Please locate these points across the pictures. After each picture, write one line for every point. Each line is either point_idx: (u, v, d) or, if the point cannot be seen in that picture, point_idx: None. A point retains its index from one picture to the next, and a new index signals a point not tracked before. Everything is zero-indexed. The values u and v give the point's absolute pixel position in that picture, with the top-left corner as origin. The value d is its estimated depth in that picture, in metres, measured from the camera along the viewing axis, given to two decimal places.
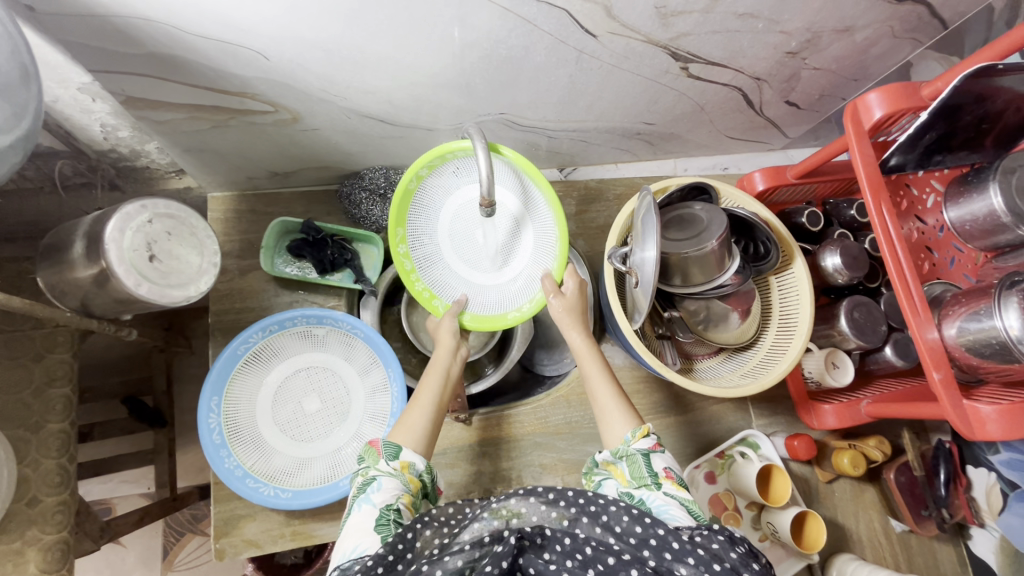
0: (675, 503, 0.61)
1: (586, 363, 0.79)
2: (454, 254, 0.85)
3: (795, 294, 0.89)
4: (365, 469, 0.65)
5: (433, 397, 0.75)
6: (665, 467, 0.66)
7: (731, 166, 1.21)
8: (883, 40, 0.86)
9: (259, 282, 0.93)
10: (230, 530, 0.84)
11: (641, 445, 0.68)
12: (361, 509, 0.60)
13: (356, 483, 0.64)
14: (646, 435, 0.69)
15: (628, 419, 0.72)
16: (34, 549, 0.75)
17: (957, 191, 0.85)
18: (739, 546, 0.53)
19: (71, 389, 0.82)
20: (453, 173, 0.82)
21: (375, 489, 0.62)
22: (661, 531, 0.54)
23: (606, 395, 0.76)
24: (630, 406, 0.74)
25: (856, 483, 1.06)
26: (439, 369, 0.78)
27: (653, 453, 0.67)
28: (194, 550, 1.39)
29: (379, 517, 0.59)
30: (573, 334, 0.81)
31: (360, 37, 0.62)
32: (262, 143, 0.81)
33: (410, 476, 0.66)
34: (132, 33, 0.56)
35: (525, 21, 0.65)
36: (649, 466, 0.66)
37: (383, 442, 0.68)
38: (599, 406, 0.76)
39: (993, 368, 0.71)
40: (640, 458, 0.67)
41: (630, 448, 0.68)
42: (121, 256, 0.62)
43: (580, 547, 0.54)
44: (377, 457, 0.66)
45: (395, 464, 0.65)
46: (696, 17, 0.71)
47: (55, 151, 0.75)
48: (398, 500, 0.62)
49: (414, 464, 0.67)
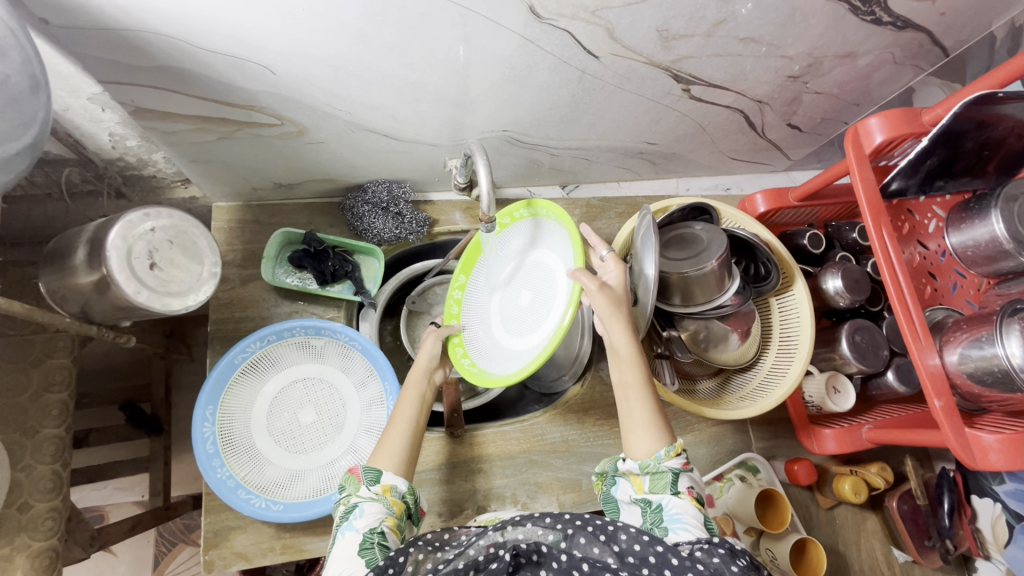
0: (692, 513, 0.61)
1: (626, 371, 0.70)
2: (522, 334, 0.73)
3: (795, 316, 0.89)
4: (346, 497, 0.65)
5: (406, 423, 0.73)
6: (688, 486, 0.64)
7: (733, 187, 1.22)
8: (884, 66, 0.87)
9: (260, 291, 0.93)
10: (220, 542, 0.83)
11: (674, 464, 0.64)
12: (346, 535, 0.60)
13: (339, 511, 0.64)
14: (677, 454, 0.65)
15: (658, 435, 0.67)
16: (22, 556, 0.74)
17: (959, 217, 0.85)
18: (739, 560, 0.53)
19: (68, 394, 0.82)
20: (477, 302, 0.82)
21: (358, 515, 0.62)
22: (659, 548, 0.54)
23: (641, 405, 0.69)
24: (663, 420, 0.68)
25: (857, 510, 1.04)
26: (413, 394, 0.76)
27: (682, 473, 0.65)
28: (184, 561, 1.38)
29: (362, 541, 0.59)
30: (618, 336, 0.70)
31: (366, 54, 0.63)
32: (269, 155, 0.82)
33: (393, 500, 0.65)
34: (143, 46, 0.57)
35: (528, 41, 0.66)
36: (674, 485, 0.63)
37: (364, 467, 0.67)
38: (628, 415, 0.70)
39: (995, 397, 0.70)
40: (668, 476, 0.64)
41: (661, 464, 0.64)
42: (122, 263, 0.63)
43: (577, 563, 0.54)
44: (358, 483, 0.65)
45: (376, 489, 0.64)
46: (697, 41, 0.72)
47: (64, 159, 0.76)
48: (381, 524, 0.61)
49: (396, 487, 0.66)
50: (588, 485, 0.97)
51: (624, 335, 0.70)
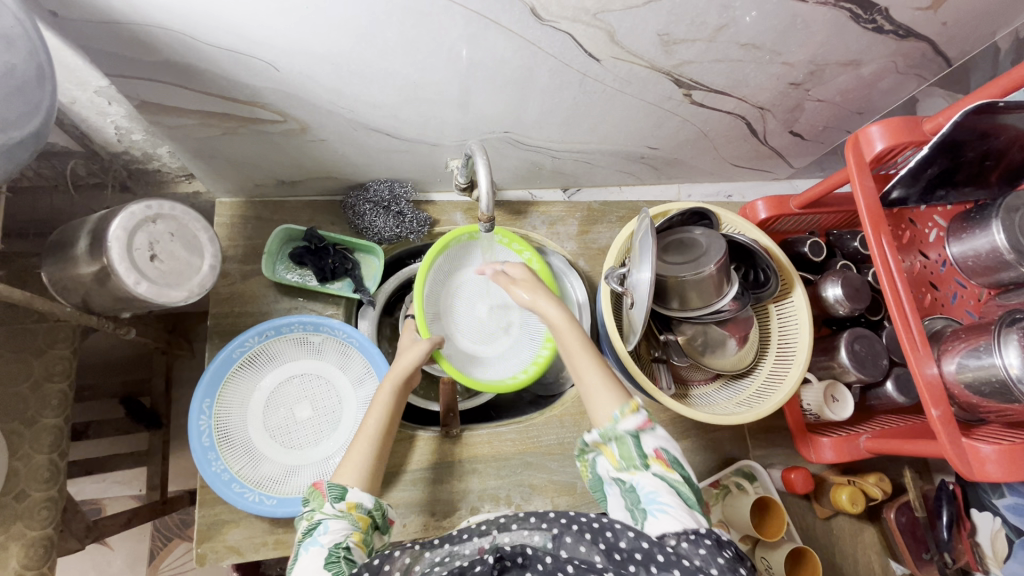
0: (665, 488, 0.60)
1: (566, 337, 0.74)
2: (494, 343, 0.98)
3: (794, 324, 0.88)
4: (308, 513, 0.63)
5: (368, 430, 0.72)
6: (655, 448, 0.64)
7: (735, 194, 1.22)
8: (887, 75, 0.87)
9: (260, 287, 0.94)
10: (213, 535, 0.83)
11: (630, 424, 0.65)
12: (309, 551, 0.59)
13: (301, 527, 0.62)
14: (635, 412, 0.66)
15: (616, 396, 0.68)
16: (17, 544, 0.75)
17: (960, 227, 0.84)
18: (725, 552, 0.53)
19: (68, 384, 0.83)
20: (434, 307, 0.93)
21: (321, 532, 0.60)
22: (645, 544, 0.54)
23: (589, 369, 0.71)
24: (615, 380, 0.70)
25: (855, 521, 1.03)
26: (381, 402, 0.75)
27: (643, 433, 0.64)
28: (179, 557, 1.38)
29: (328, 556, 0.58)
30: (548, 309, 0.76)
31: (369, 53, 0.64)
32: (271, 152, 0.83)
33: (358, 516, 0.64)
34: (150, 41, 0.58)
35: (529, 43, 0.66)
36: (640, 448, 0.64)
37: (328, 483, 0.65)
38: (582, 383, 0.71)
39: (993, 408, 0.70)
40: (630, 440, 0.64)
41: (618, 427, 0.65)
42: (123, 254, 0.64)
43: (562, 565, 0.54)
44: (323, 499, 0.63)
45: (341, 506, 0.63)
46: (699, 46, 0.72)
47: (70, 151, 0.77)
48: (347, 539, 0.60)
49: (361, 503, 0.65)
50: (583, 489, 0.96)
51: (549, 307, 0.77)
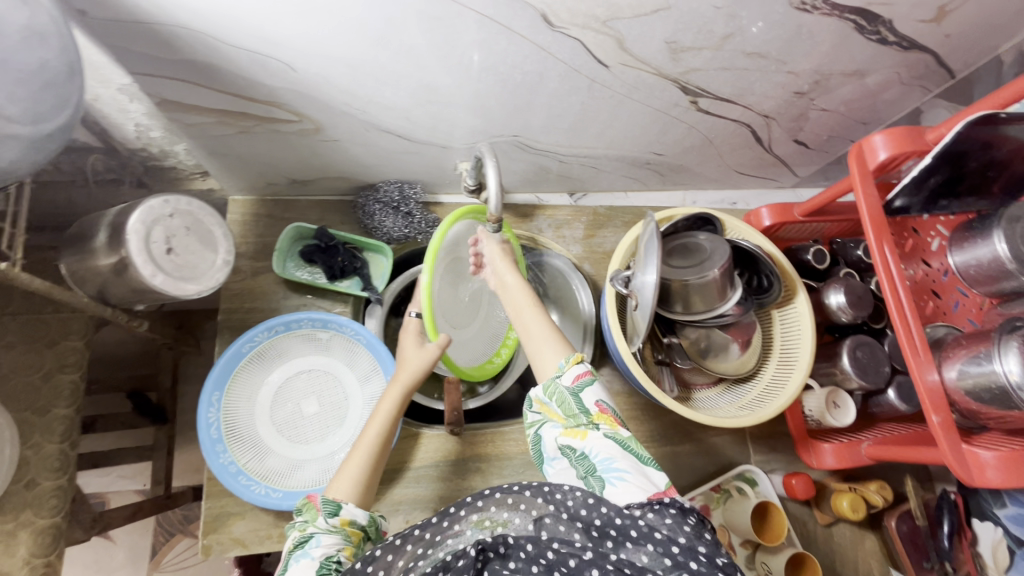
0: (619, 453, 0.60)
1: (514, 298, 0.77)
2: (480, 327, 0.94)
3: (797, 329, 0.89)
4: (303, 525, 0.61)
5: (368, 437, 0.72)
6: (597, 402, 0.64)
7: (740, 201, 1.23)
8: (891, 86, 0.88)
9: (271, 284, 0.95)
10: (219, 527, 0.84)
11: (570, 378, 0.66)
12: (299, 563, 0.57)
13: (291, 538, 0.60)
14: (578, 362, 0.67)
15: (558, 345, 0.71)
16: (26, 532, 0.76)
17: (962, 236, 0.85)
18: (690, 519, 0.54)
19: (79, 376, 0.84)
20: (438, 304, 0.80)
21: (313, 545, 0.58)
22: (618, 519, 0.54)
23: (535, 325, 0.74)
24: (560, 333, 0.72)
25: (856, 529, 1.03)
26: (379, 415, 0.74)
27: (582, 390, 0.65)
28: (181, 552, 1.38)
29: (318, 568, 0.56)
30: (503, 272, 0.79)
31: (384, 55, 0.66)
32: (285, 151, 0.85)
33: (350, 531, 0.62)
34: (173, 40, 0.60)
35: (540, 49, 0.68)
36: (582, 406, 0.64)
37: (323, 498, 0.63)
38: (529, 338, 0.73)
39: (994, 415, 0.70)
40: (569, 398, 0.65)
41: (560, 387, 0.66)
42: (141, 247, 0.65)
43: (543, 551, 0.53)
44: (316, 513, 0.62)
45: (334, 521, 0.61)
46: (706, 54, 0.74)
47: (91, 147, 0.79)
48: (339, 553, 0.58)
49: (355, 519, 0.63)
50: None
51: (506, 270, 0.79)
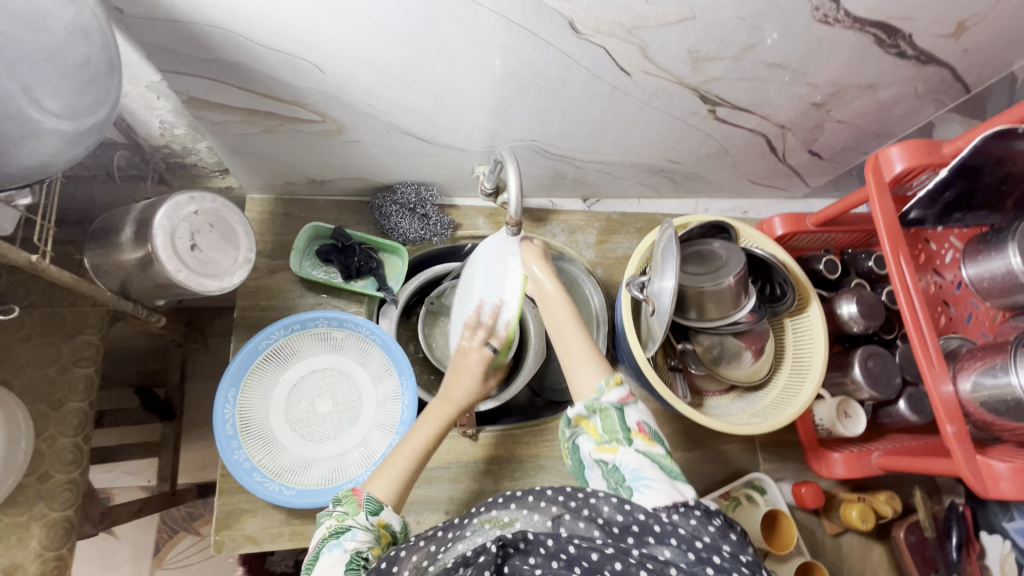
0: (650, 465, 0.59)
1: (556, 310, 0.74)
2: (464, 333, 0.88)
3: (810, 338, 0.90)
4: (342, 514, 0.62)
5: (411, 447, 0.72)
6: (637, 422, 0.63)
7: (751, 210, 1.24)
8: (906, 99, 0.89)
9: (286, 282, 0.96)
10: (231, 524, 0.84)
11: (614, 396, 0.64)
12: (332, 553, 0.57)
13: (328, 526, 0.61)
14: (618, 385, 0.65)
15: (598, 369, 0.68)
16: (39, 524, 0.76)
17: (976, 249, 0.86)
18: (715, 520, 0.54)
19: (94, 369, 0.84)
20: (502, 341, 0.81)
21: (348, 537, 0.59)
22: (641, 515, 0.54)
23: (576, 342, 0.72)
24: (600, 354, 0.71)
25: (864, 539, 1.03)
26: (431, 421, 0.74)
27: (626, 406, 0.64)
28: (184, 550, 1.38)
29: (348, 562, 0.56)
30: (543, 280, 0.75)
31: (411, 58, 0.67)
32: (307, 151, 0.86)
33: (383, 533, 0.63)
34: (206, 40, 0.61)
35: (565, 55, 0.69)
36: (622, 422, 0.63)
37: (367, 495, 0.65)
38: (569, 355, 0.71)
39: (1009, 427, 0.71)
40: (613, 413, 0.63)
41: (602, 400, 0.64)
42: (166, 242, 0.66)
43: (564, 546, 0.53)
44: (358, 508, 0.63)
45: (374, 520, 0.63)
46: (727, 63, 0.74)
47: (115, 143, 0.80)
48: (369, 550, 0.59)
49: (391, 524, 0.64)
50: None
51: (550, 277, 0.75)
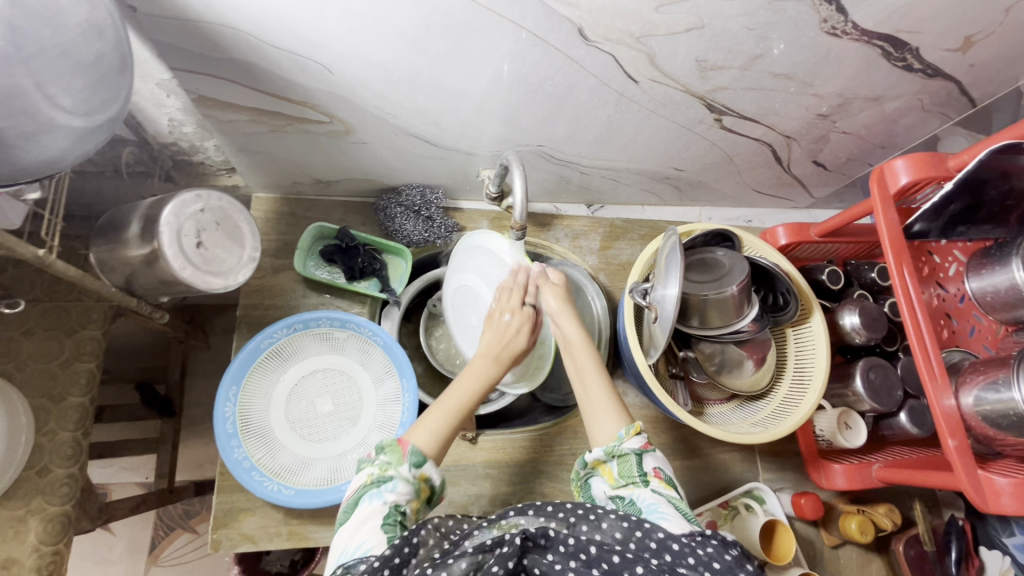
0: (665, 502, 0.61)
1: (580, 357, 0.77)
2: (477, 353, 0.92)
3: (811, 348, 0.89)
4: (386, 464, 0.62)
5: (455, 397, 0.70)
6: (655, 467, 0.65)
7: (754, 219, 1.24)
8: (912, 112, 0.89)
9: (290, 282, 0.96)
10: (228, 522, 0.84)
11: (634, 443, 0.66)
12: (372, 503, 0.59)
13: (370, 472, 0.62)
14: (637, 434, 0.67)
15: (619, 417, 0.70)
16: (37, 518, 0.76)
17: (980, 263, 0.86)
18: (733, 549, 0.52)
19: (96, 364, 0.84)
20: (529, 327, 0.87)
21: (390, 489, 0.60)
22: (660, 535, 0.54)
23: (599, 393, 0.73)
24: (621, 403, 0.72)
25: (862, 552, 1.03)
26: (475, 374, 0.72)
27: (645, 453, 0.66)
28: (180, 548, 1.38)
29: (386, 516, 0.58)
30: (568, 325, 0.79)
31: (420, 62, 0.67)
32: (314, 151, 0.86)
33: (423, 487, 0.63)
34: (218, 39, 0.61)
35: (573, 62, 0.69)
36: (640, 466, 0.65)
37: (412, 448, 0.63)
38: (588, 405, 0.73)
39: (1011, 442, 0.71)
40: (632, 457, 0.66)
41: (623, 445, 0.66)
42: (172, 239, 0.66)
43: (584, 547, 0.52)
44: (401, 458, 0.62)
45: (416, 473, 0.62)
46: (734, 73, 0.75)
47: (124, 140, 0.80)
48: (405, 505, 0.60)
49: (430, 478, 0.63)
50: None
51: (574, 324, 0.80)
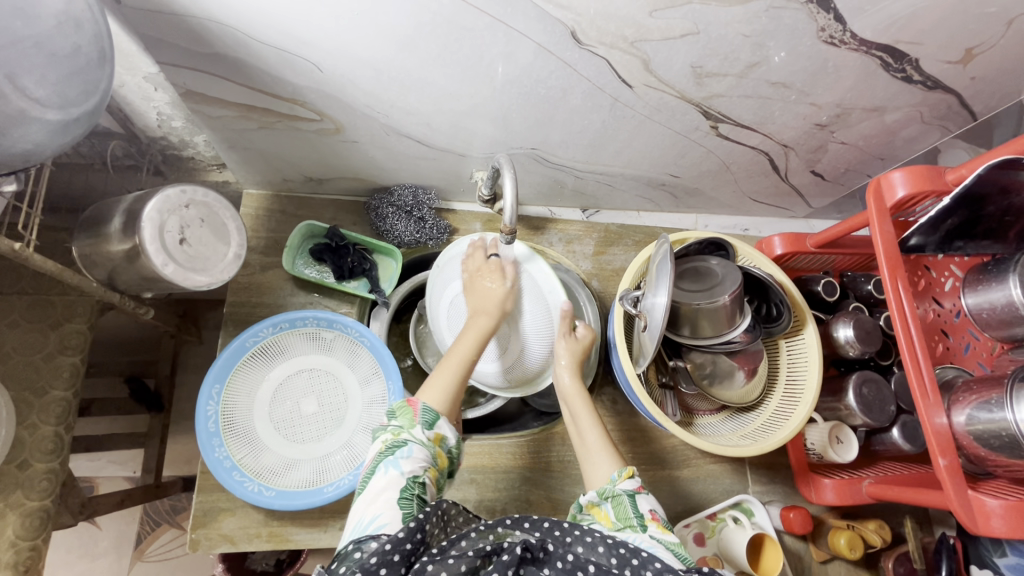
0: (662, 545, 0.60)
1: (575, 404, 0.82)
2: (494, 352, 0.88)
3: (804, 362, 0.88)
4: (398, 429, 0.64)
5: (457, 359, 0.76)
6: (650, 509, 0.65)
7: (751, 228, 1.23)
8: (912, 124, 0.88)
9: (278, 280, 0.95)
10: (208, 522, 0.83)
11: (627, 485, 0.68)
12: (388, 472, 0.60)
13: (384, 441, 0.64)
14: (630, 477, 0.69)
15: (613, 460, 0.74)
16: (14, 513, 0.75)
17: (976, 279, 0.85)
18: None
19: (80, 358, 0.83)
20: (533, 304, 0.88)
21: (403, 456, 0.61)
22: (657, 565, 0.52)
23: (592, 437, 0.77)
24: (613, 447, 0.76)
25: (851, 568, 1.01)
26: (471, 331, 0.80)
27: (638, 494, 0.67)
28: (166, 543, 1.37)
29: (403, 489, 0.58)
30: (563, 375, 0.84)
31: (410, 62, 0.66)
32: (304, 149, 0.85)
33: (439, 451, 0.66)
34: (204, 34, 0.60)
35: (566, 65, 0.68)
36: (635, 508, 0.65)
37: (422, 407, 0.67)
38: (584, 451, 0.77)
39: (1003, 462, 0.69)
40: (625, 499, 0.66)
41: (615, 488, 0.68)
42: (154, 235, 0.65)
43: (582, 565, 0.53)
44: (414, 421, 0.65)
45: (430, 435, 0.65)
46: (730, 81, 0.74)
47: (112, 132, 0.79)
48: (423, 475, 0.61)
49: (445, 438, 0.67)
50: None
51: (570, 372, 0.84)
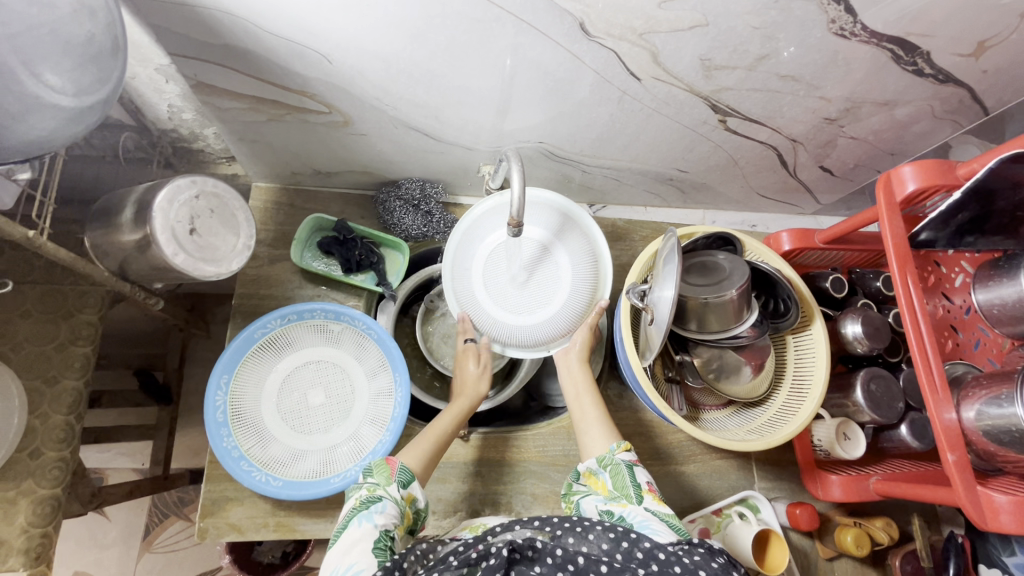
0: (655, 518, 0.60)
1: (574, 381, 0.84)
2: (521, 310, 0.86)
3: (811, 356, 0.88)
4: (374, 486, 0.65)
5: (437, 429, 0.80)
6: (647, 481, 0.66)
7: (759, 224, 1.23)
8: (923, 119, 0.87)
9: (286, 272, 0.96)
10: (216, 511, 0.84)
11: (624, 456, 0.69)
12: (361, 525, 0.59)
13: (359, 495, 0.63)
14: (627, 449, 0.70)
15: (608, 435, 0.75)
16: (26, 500, 0.76)
17: (987, 274, 0.83)
18: (718, 557, 0.52)
19: (92, 348, 0.84)
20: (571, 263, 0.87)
21: (378, 510, 0.61)
22: (646, 544, 0.53)
23: (589, 414, 0.79)
24: (610, 421, 0.78)
25: (858, 565, 1.01)
26: (456, 408, 0.84)
27: (636, 466, 0.68)
28: (173, 535, 1.38)
29: (377, 539, 0.58)
30: (569, 351, 0.86)
31: (419, 53, 0.67)
32: (313, 142, 0.86)
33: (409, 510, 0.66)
34: (215, 25, 0.61)
35: (574, 57, 0.68)
36: (633, 478, 0.66)
37: (400, 466, 0.68)
38: (581, 425, 0.79)
39: (1012, 459, 0.69)
40: (624, 469, 0.67)
41: (614, 457, 0.70)
42: (164, 225, 0.66)
43: (572, 558, 0.52)
44: (389, 479, 0.66)
45: (403, 493, 0.66)
46: (739, 74, 0.73)
47: (123, 124, 0.80)
48: (394, 529, 0.60)
49: (416, 499, 0.68)
50: None
51: (576, 349, 0.86)
